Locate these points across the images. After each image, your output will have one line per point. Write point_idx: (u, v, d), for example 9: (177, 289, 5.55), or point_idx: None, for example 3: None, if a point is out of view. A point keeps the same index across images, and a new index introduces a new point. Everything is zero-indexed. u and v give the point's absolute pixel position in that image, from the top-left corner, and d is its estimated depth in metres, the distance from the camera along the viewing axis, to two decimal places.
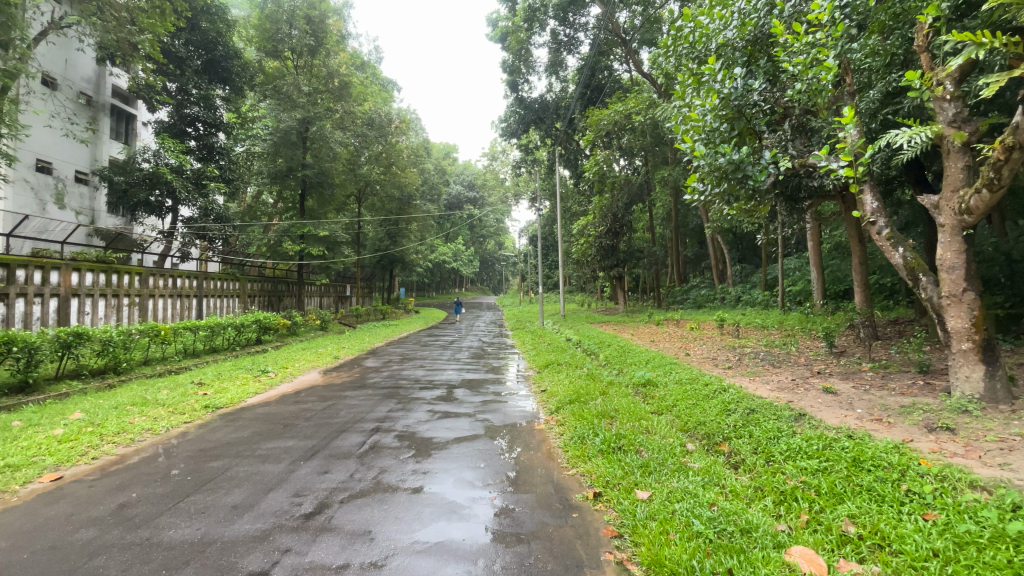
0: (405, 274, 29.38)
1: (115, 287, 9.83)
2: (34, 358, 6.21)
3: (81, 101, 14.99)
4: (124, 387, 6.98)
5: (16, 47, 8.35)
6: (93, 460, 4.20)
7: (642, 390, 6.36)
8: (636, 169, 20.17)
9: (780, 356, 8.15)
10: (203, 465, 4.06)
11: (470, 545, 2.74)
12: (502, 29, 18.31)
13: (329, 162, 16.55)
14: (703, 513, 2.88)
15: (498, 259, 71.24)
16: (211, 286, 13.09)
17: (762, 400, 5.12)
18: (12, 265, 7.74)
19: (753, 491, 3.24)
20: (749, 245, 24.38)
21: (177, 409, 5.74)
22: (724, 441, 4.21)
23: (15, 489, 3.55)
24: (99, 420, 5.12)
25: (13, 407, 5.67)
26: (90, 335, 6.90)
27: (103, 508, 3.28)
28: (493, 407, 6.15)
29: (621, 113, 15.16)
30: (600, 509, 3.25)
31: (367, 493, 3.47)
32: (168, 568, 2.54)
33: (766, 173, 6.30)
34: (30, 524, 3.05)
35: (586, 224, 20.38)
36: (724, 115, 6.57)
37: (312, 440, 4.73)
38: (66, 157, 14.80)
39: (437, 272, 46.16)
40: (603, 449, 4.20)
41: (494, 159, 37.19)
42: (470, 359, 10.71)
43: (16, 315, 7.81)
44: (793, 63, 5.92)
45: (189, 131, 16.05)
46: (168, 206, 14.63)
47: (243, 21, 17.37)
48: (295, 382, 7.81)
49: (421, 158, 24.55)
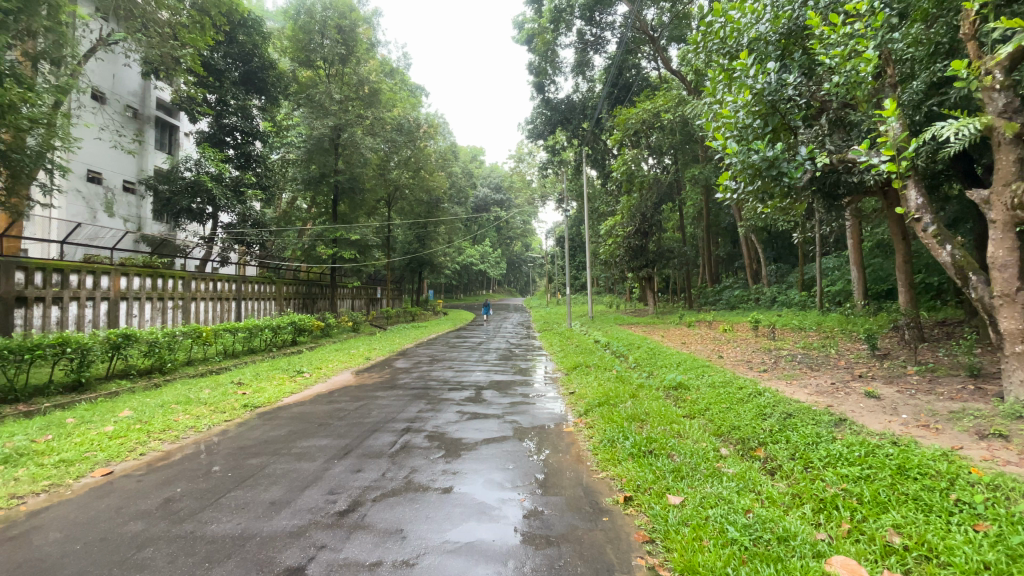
0: (434, 277, 29.79)
1: (161, 291, 10.31)
2: (87, 358, 6.55)
3: (127, 113, 15.80)
4: (168, 386, 7.30)
5: (67, 64, 8.96)
6: (140, 455, 4.41)
7: (673, 392, 6.28)
8: (665, 167, 19.83)
9: (818, 358, 7.91)
10: (243, 462, 4.22)
11: (501, 545, 2.76)
12: (529, 31, 18.33)
13: (360, 168, 16.82)
14: (739, 520, 2.81)
15: (525, 261, 71.51)
16: (249, 289, 13.59)
17: (799, 405, 4.95)
18: (66, 269, 8.25)
19: (791, 498, 3.13)
20: (785, 244, 23.69)
21: (219, 408, 5.98)
22: (760, 446, 4.10)
23: (69, 482, 3.78)
24: (146, 418, 5.38)
25: (67, 406, 6.00)
26: (138, 336, 7.26)
27: (149, 502, 3.44)
28: (521, 408, 6.19)
29: (649, 112, 14.97)
30: (631, 513, 3.21)
31: (398, 492, 3.52)
32: (211, 560, 2.65)
33: (802, 169, 6.07)
34: (83, 516, 3.23)
35: (614, 224, 20.25)
36: (757, 111, 6.32)
37: (345, 439, 4.85)
38: (115, 167, 15.59)
39: (466, 276, 46.63)
40: (633, 453, 4.14)
41: (521, 161, 36.42)
42: (499, 360, 10.84)
43: (69, 318, 8.30)
44: (830, 56, 5.70)
45: (228, 140, 16.84)
46: (209, 213, 15.49)
47: (278, 33, 17.95)
48: (329, 382, 8.04)
49: (449, 162, 24.80)
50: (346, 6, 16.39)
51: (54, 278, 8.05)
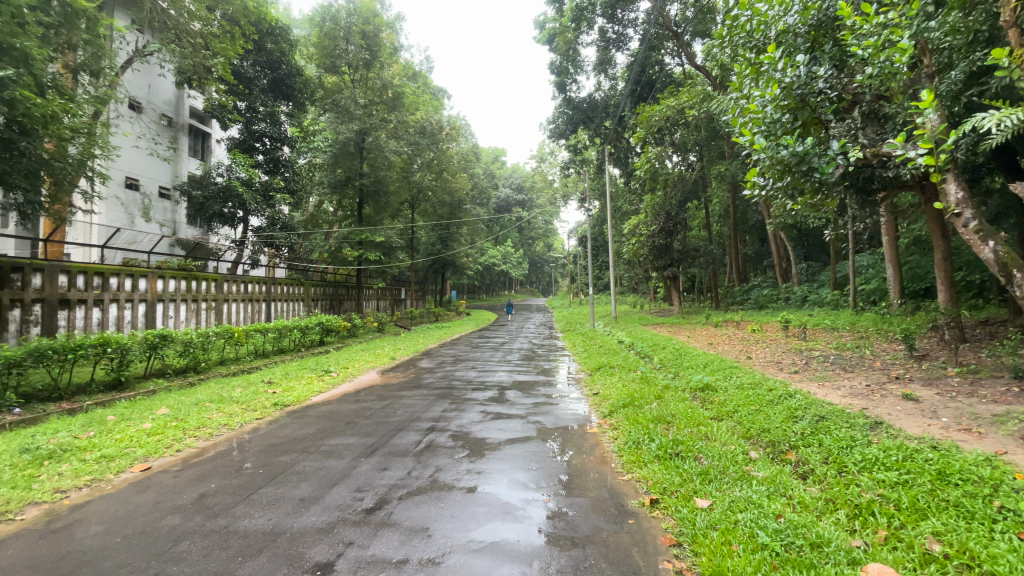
0: (457, 278, 30.01)
1: (195, 292, 10.68)
2: (126, 358, 6.82)
3: (162, 122, 16.38)
4: (202, 385, 7.55)
5: (105, 76, 9.42)
6: (177, 452, 4.57)
7: (700, 393, 6.16)
8: (690, 164, 19.49)
9: (851, 359, 7.66)
10: (273, 460, 4.32)
11: (525, 546, 2.76)
12: (550, 30, 18.30)
13: (385, 171, 17.03)
14: (769, 525, 2.75)
15: (547, 261, 71.45)
16: (278, 291, 13.93)
17: (832, 407, 4.80)
18: (106, 273, 8.60)
19: (824, 503, 3.04)
20: (816, 241, 23.00)
21: (250, 406, 6.14)
22: (791, 449, 3.99)
23: (110, 477, 3.94)
24: (182, 416, 5.57)
25: (108, 404, 6.26)
26: (173, 336, 7.54)
27: (185, 497, 3.56)
28: (544, 409, 6.18)
29: (673, 108, 14.83)
30: (657, 516, 3.16)
31: (423, 491, 3.56)
32: (243, 554, 2.73)
33: (834, 164, 5.90)
34: (123, 509, 3.37)
35: (637, 223, 20.02)
36: (786, 105, 6.15)
37: (372, 437, 4.93)
38: (151, 174, 16.19)
39: (488, 276, 46.82)
40: (659, 455, 4.09)
41: (543, 161, 35.40)
42: (521, 360, 10.84)
43: (109, 319, 8.67)
44: (863, 46, 5.51)
45: (257, 146, 17.49)
46: (240, 217, 16.18)
47: (304, 40, 18.37)
48: (355, 381, 8.17)
49: (471, 163, 24.93)
50: (370, 11, 16.66)
51: (95, 281, 8.42)
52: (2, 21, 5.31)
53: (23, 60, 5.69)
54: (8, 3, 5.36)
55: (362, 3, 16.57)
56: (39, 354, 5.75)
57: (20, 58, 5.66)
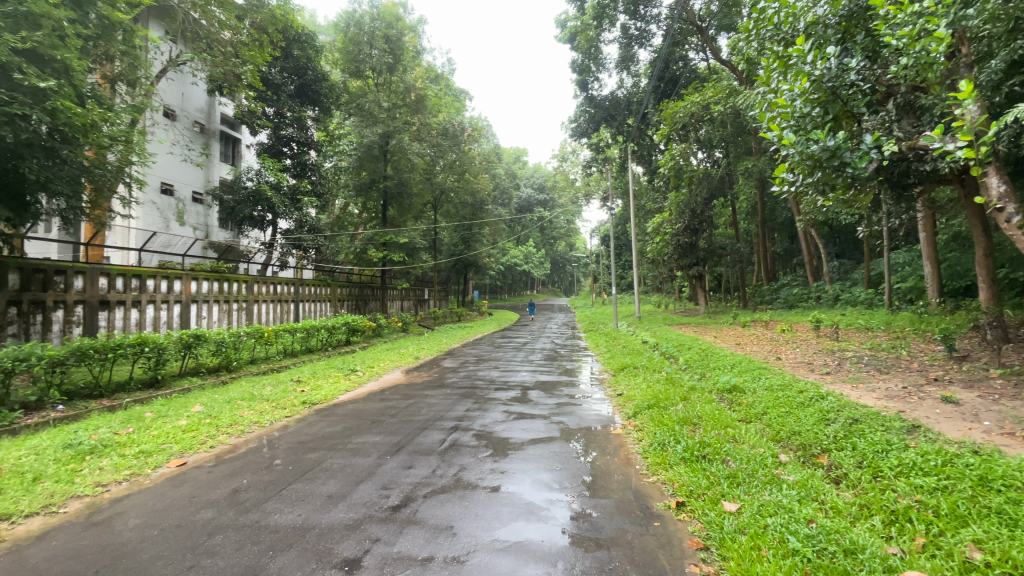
0: (479, 278, 30.17)
1: (227, 294, 11.02)
2: (162, 357, 7.09)
3: (195, 129, 16.95)
4: (233, 383, 7.78)
5: (141, 85, 9.81)
6: (210, 448, 4.73)
7: (727, 395, 6.04)
8: (716, 161, 19.12)
9: (887, 360, 7.39)
10: (303, 457, 4.43)
11: (550, 546, 2.76)
12: (571, 29, 18.22)
13: (408, 173, 17.20)
14: (800, 530, 2.68)
15: (570, 260, 71.19)
16: (306, 292, 14.25)
17: (867, 410, 4.65)
18: (143, 275, 8.95)
19: (858, 509, 2.95)
20: (849, 238, 22.28)
21: (280, 404, 6.31)
22: (823, 453, 3.88)
23: (148, 472, 4.10)
24: (215, 413, 5.76)
25: (146, 401, 6.53)
26: (207, 336, 7.80)
27: (219, 491, 3.69)
28: (568, 409, 6.16)
29: (698, 104, 14.61)
30: (684, 519, 3.12)
31: (447, 489, 3.59)
32: (274, 549, 2.80)
33: (867, 159, 5.71)
34: (160, 503, 3.51)
35: (661, 222, 19.75)
36: (816, 98, 5.97)
37: (397, 436, 5.00)
38: (185, 179, 16.77)
39: (510, 276, 46.89)
40: (686, 457, 4.03)
41: (565, 160, 35.39)
42: (544, 360, 10.84)
43: (146, 319, 9.03)
44: (898, 37, 5.31)
45: (285, 150, 17.91)
46: (269, 220, 16.63)
47: (329, 45, 18.74)
48: (381, 380, 8.29)
49: (493, 163, 25.03)
50: (393, 15, 16.88)
51: (133, 283, 8.77)
52: (44, 35, 5.54)
53: (64, 71, 5.97)
54: (49, 17, 5.62)
55: (386, 8, 16.80)
56: (81, 353, 6.00)
57: (61, 69, 5.94)
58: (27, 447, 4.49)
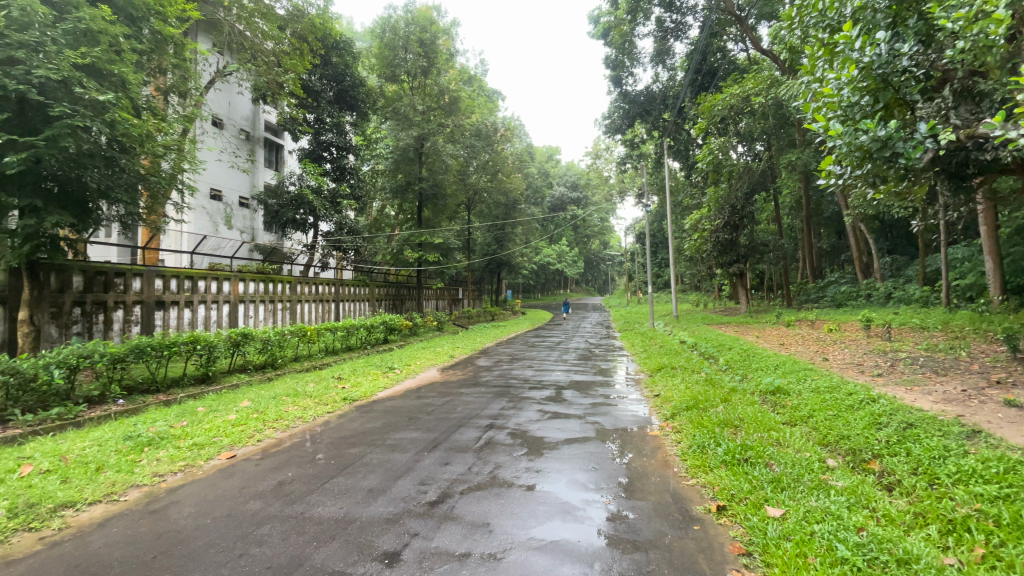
0: (512, 277, 30.25)
1: (272, 294, 11.49)
2: (212, 354, 7.44)
3: (241, 136, 17.74)
4: (279, 380, 8.12)
5: (191, 96, 10.35)
6: (258, 442, 4.95)
7: (770, 397, 5.85)
8: (756, 154, 18.49)
9: (946, 361, 6.96)
10: (344, 451, 4.57)
11: (586, 546, 2.75)
12: (604, 24, 17.99)
13: (442, 174, 17.38)
14: (850, 539, 2.57)
15: (604, 259, 70.46)
16: (346, 292, 14.68)
17: (922, 414, 4.40)
18: (195, 277, 9.44)
19: (912, 517, 2.80)
20: (902, 233, 21.09)
21: (322, 400, 6.52)
22: (874, 458, 3.70)
23: (201, 463, 4.34)
24: (262, 408, 6.03)
25: (199, 396, 6.90)
26: (253, 334, 8.14)
27: (266, 483, 3.86)
28: (603, 410, 6.10)
29: (737, 96, 14.18)
30: (725, 523, 3.05)
31: (483, 487, 3.63)
32: (318, 539, 2.91)
33: (922, 149, 5.40)
34: (212, 493, 3.70)
35: (699, 218, 19.17)
36: (865, 87, 5.67)
37: (434, 433, 5.09)
38: (232, 185, 17.56)
39: (543, 275, 46.78)
40: (726, 460, 3.92)
41: (598, 157, 35.00)
42: (578, 360, 10.78)
43: (198, 318, 9.53)
44: (953, 19, 5.00)
45: (325, 155, 18.46)
46: (311, 223, 17.22)
47: (366, 52, 19.22)
48: (417, 379, 8.43)
49: (525, 163, 25.05)
50: (427, 19, 17.17)
51: (186, 284, 9.26)
52: (103, 51, 5.94)
53: (121, 85, 6.36)
54: (106, 33, 6.06)
55: (419, 12, 17.04)
56: (139, 350, 6.38)
57: (118, 83, 6.34)
58: (91, 438, 4.81)
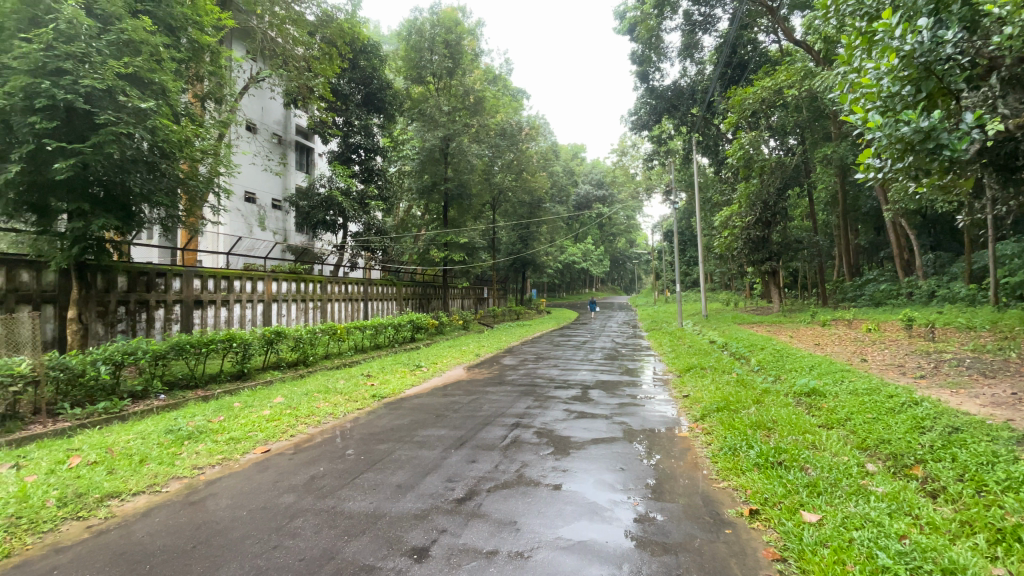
0: (537, 276, 30.18)
1: (304, 293, 11.79)
2: (247, 352, 7.69)
3: (274, 140, 18.25)
4: (310, 377, 8.31)
5: (226, 102, 10.71)
6: (291, 437, 5.10)
7: (806, 399, 5.67)
8: (789, 148, 17.93)
9: (996, 363, 6.61)
10: (373, 447, 4.66)
11: (615, 548, 2.72)
12: (631, 19, 17.75)
13: (468, 173, 17.45)
14: (891, 546, 2.47)
15: (630, 257, 69.61)
16: (374, 291, 14.94)
17: (969, 418, 4.19)
18: (231, 277, 9.77)
19: (958, 526, 2.67)
20: (947, 228, 20.10)
21: (352, 397, 6.66)
22: (917, 464, 3.54)
23: (237, 457, 4.49)
24: (295, 404, 6.20)
25: (235, 392, 7.16)
26: (285, 333, 8.36)
27: (299, 477, 3.97)
28: (630, 410, 6.03)
29: (770, 89, 13.77)
30: (758, 527, 2.98)
31: (510, 485, 3.64)
32: (349, 533, 2.98)
33: (968, 140, 5.13)
34: (248, 486, 3.83)
35: (729, 215, 18.65)
36: (906, 76, 5.39)
37: (461, 430, 5.13)
38: (265, 187, 18.08)
39: (568, 274, 46.53)
40: (759, 463, 3.83)
41: (624, 154, 34.59)
42: (604, 360, 10.69)
43: (234, 317, 9.87)
44: (1001, 4, 4.74)
45: (354, 157, 18.82)
46: (340, 223, 17.58)
47: (393, 54, 19.49)
48: (444, 376, 8.51)
49: (550, 161, 24.95)
50: (452, 20, 17.25)
51: (222, 284, 9.59)
52: (144, 60, 6.20)
53: (160, 92, 6.62)
54: (147, 44, 6.32)
55: (444, 13, 17.14)
56: (179, 347, 6.64)
57: (158, 91, 6.61)
58: (135, 432, 5.04)
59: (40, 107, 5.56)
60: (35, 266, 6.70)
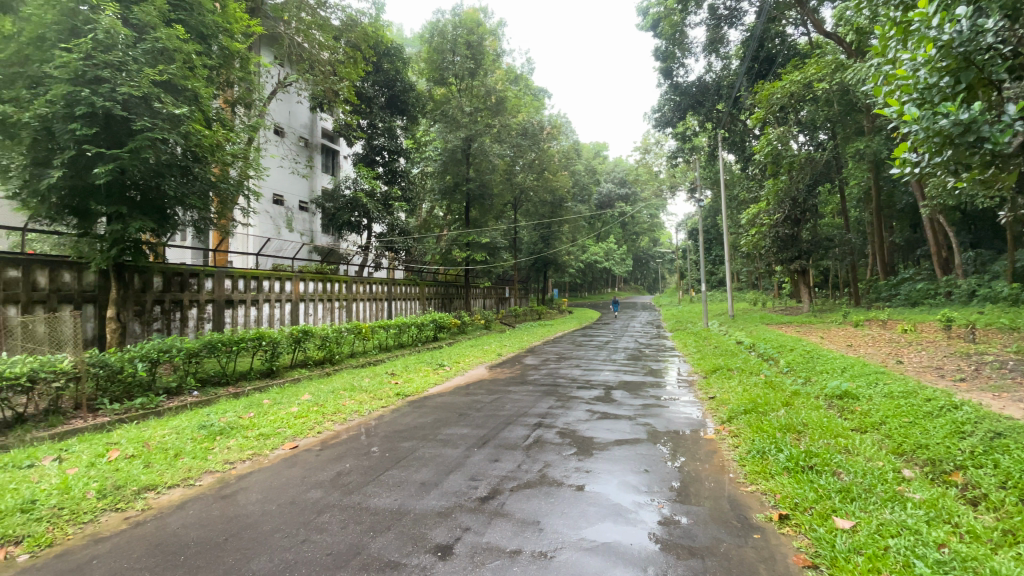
0: (559, 275, 30.04)
1: (330, 293, 12.02)
2: (276, 350, 7.88)
3: (301, 143, 18.66)
4: (336, 375, 8.46)
5: (255, 106, 11.00)
6: (318, 433, 5.20)
7: (837, 401, 5.50)
8: (820, 144, 17.42)
9: None
10: (397, 445, 4.72)
11: (639, 550, 2.70)
12: (654, 15, 17.53)
13: (490, 174, 17.48)
14: (929, 555, 2.38)
15: (653, 257, 68.70)
16: (398, 291, 15.12)
17: (1013, 423, 4.00)
18: (260, 277, 10.03)
19: (1001, 535, 2.56)
20: (990, 225, 19.19)
21: (376, 395, 6.76)
22: (957, 470, 3.40)
23: (267, 453, 4.62)
24: (321, 401, 6.33)
25: (264, 389, 7.34)
26: (312, 331, 8.53)
27: (326, 473, 4.05)
28: (655, 411, 5.96)
29: (798, 83, 13.41)
30: (788, 533, 2.90)
31: (533, 485, 3.64)
32: (375, 529, 3.02)
33: (1012, 132, 4.90)
34: (278, 481, 3.93)
35: (757, 212, 18.25)
36: (944, 67, 5.16)
37: (483, 429, 5.16)
38: (293, 189, 18.49)
39: (590, 274, 46.21)
40: (789, 467, 3.73)
41: (648, 152, 34.16)
42: (628, 360, 10.58)
43: (263, 316, 10.13)
44: None
45: (378, 159, 19.11)
46: (365, 224, 17.86)
47: (416, 56, 19.71)
48: (466, 376, 8.56)
49: (572, 160, 24.83)
50: (474, 21, 17.33)
51: (252, 284, 9.86)
52: (178, 67, 6.41)
53: (193, 98, 6.84)
54: (181, 51, 6.54)
55: (466, 14, 17.23)
56: (212, 345, 6.87)
57: (191, 97, 6.83)
58: (170, 427, 5.23)
59: (80, 114, 5.82)
60: (77, 266, 7.02)
